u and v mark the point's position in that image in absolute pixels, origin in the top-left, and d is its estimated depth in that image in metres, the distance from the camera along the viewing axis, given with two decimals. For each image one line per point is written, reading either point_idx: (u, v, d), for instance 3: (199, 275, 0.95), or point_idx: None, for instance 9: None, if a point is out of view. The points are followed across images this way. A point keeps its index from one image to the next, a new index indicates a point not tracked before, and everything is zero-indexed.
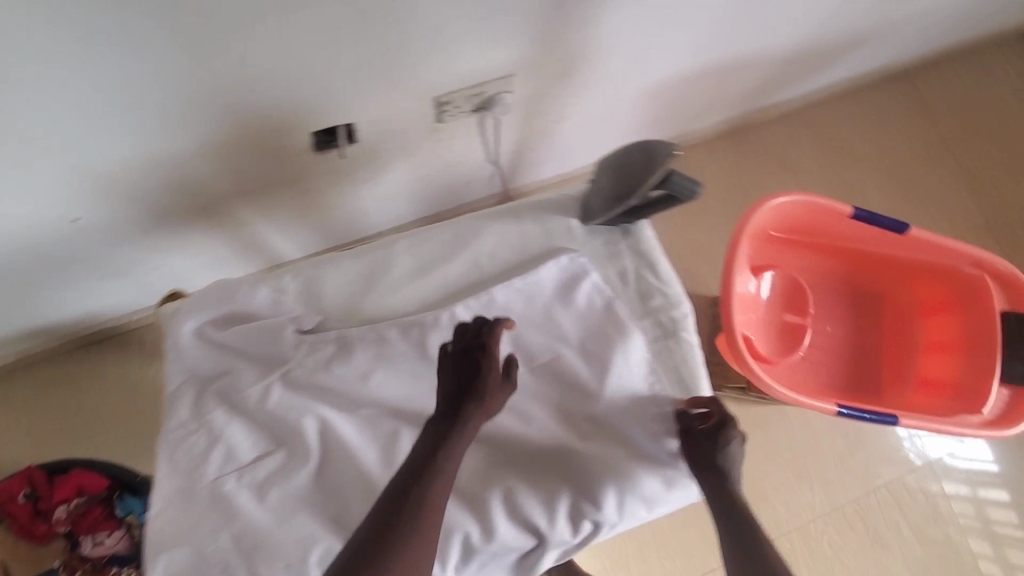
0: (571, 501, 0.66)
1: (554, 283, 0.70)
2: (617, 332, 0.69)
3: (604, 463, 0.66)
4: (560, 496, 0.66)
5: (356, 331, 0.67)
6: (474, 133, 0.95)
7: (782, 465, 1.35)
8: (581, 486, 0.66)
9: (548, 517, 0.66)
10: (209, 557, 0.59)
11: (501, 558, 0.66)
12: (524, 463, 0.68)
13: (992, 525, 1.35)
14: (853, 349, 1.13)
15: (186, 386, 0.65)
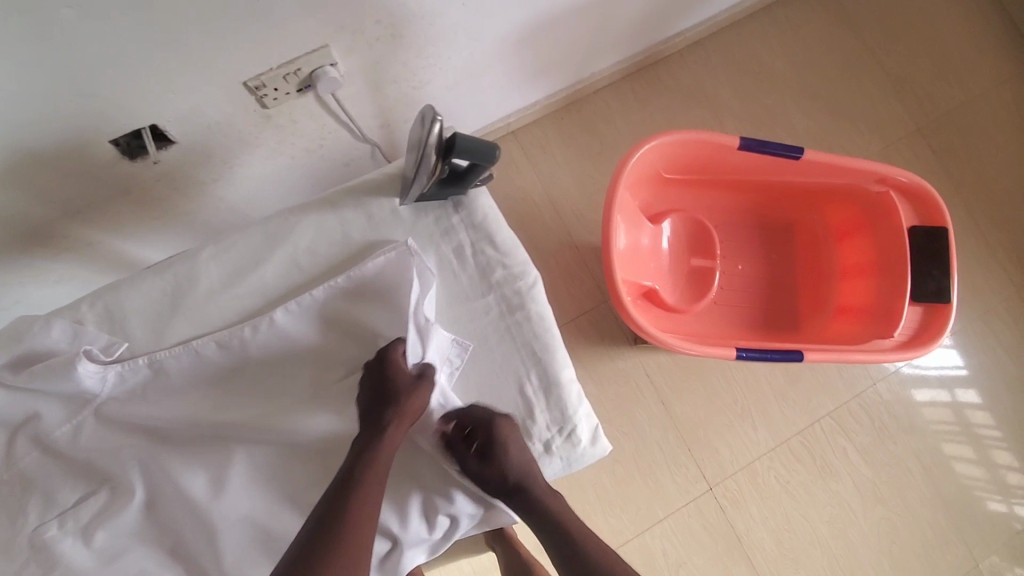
0: (422, 497, 0.65)
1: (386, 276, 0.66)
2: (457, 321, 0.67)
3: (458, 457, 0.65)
4: (411, 496, 0.64)
5: (165, 353, 0.63)
6: (316, 112, 0.87)
7: (720, 407, 1.26)
8: (432, 481, 0.65)
9: (401, 517, 0.64)
10: None
11: None
12: None
13: (948, 438, 1.31)
14: (767, 285, 1.08)
15: None
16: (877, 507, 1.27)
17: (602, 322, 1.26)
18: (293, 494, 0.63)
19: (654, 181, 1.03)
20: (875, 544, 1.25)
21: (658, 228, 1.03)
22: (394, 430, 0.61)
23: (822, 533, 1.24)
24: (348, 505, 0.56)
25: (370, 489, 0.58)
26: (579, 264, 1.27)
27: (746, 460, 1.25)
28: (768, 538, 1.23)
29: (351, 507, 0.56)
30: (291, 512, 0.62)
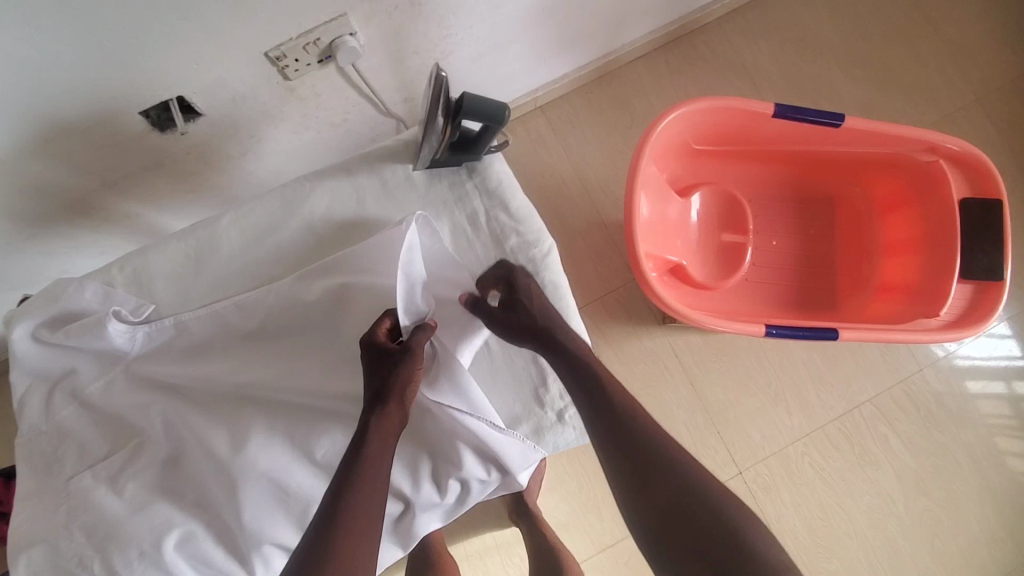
0: (434, 464, 0.66)
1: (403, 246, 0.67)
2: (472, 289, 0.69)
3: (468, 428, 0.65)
4: (422, 463, 0.66)
5: (190, 316, 0.67)
6: (338, 85, 0.87)
7: (751, 390, 1.22)
8: (442, 447, 0.66)
9: (412, 482, 0.66)
10: (63, 552, 0.58)
11: None
12: None
13: (1001, 427, 1.23)
14: (803, 261, 1.03)
15: (34, 388, 0.65)
16: (918, 497, 1.20)
17: (630, 301, 1.23)
18: (308, 453, 0.64)
19: (683, 152, 1.00)
20: (915, 535, 1.19)
21: (687, 202, 1.00)
22: (395, 409, 0.60)
23: (857, 522, 1.19)
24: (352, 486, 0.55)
25: (374, 467, 0.56)
26: (608, 241, 1.24)
27: (778, 445, 1.21)
28: (799, 525, 1.19)
29: (357, 487, 0.55)
30: (306, 472, 0.64)
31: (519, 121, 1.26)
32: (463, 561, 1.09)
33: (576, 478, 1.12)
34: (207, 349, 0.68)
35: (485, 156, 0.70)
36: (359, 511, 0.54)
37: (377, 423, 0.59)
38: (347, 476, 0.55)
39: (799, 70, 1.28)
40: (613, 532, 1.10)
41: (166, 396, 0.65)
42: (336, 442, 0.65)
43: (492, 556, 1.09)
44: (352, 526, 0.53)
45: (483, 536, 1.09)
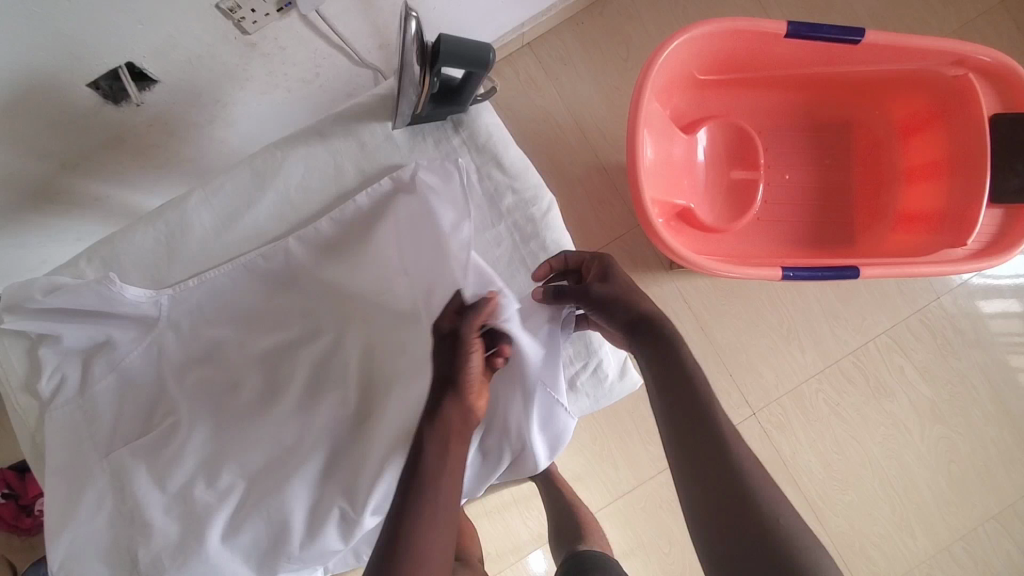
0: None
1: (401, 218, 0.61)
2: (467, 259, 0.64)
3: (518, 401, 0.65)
4: None
5: (195, 297, 0.61)
6: (303, 34, 0.78)
7: (762, 330, 1.19)
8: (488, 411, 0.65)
9: None
10: (69, 562, 0.56)
11: None
12: None
13: (1020, 350, 1.20)
14: (818, 195, 0.96)
15: (17, 393, 0.61)
16: (935, 426, 1.19)
17: (637, 247, 1.17)
18: None
19: (687, 83, 0.92)
20: (931, 461, 1.19)
21: (692, 139, 0.93)
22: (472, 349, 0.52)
23: (873, 453, 1.19)
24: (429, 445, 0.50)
25: (446, 487, 0.50)
26: (609, 187, 1.17)
27: (791, 384, 1.19)
28: (814, 460, 1.19)
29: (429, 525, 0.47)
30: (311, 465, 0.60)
31: (506, 60, 1.17)
32: (481, 519, 1.09)
33: (589, 430, 1.11)
34: (198, 341, 0.62)
35: (471, 106, 0.62)
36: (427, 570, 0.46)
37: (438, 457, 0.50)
38: (405, 517, 0.47)
39: None
40: (627, 480, 1.10)
41: (153, 393, 0.61)
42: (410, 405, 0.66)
43: (511, 512, 1.09)
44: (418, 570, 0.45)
45: (500, 492, 1.09)
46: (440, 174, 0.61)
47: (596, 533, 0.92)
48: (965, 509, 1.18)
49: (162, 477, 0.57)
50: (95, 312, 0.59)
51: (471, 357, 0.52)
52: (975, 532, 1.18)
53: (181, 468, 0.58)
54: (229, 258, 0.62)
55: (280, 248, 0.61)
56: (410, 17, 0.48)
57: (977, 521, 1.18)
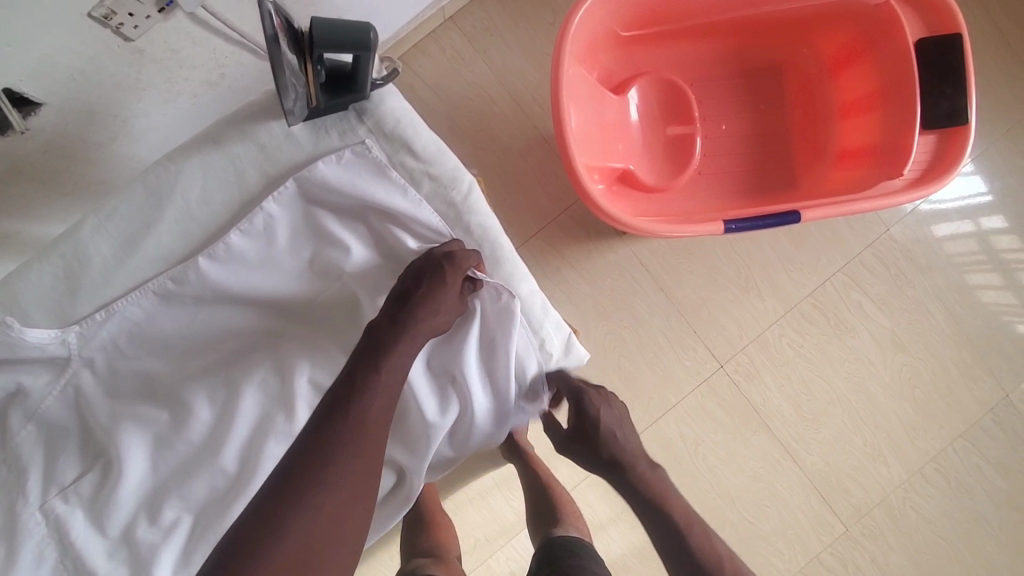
0: (397, 451, 0.63)
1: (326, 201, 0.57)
2: (395, 256, 0.60)
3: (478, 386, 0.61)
4: (408, 444, 0.63)
5: (107, 332, 0.57)
6: (195, 35, 0.73)
7: (720, 283, 1.19)
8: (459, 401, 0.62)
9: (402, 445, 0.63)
10: None
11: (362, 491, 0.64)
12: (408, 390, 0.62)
13: (973, 269, 1.22)
14: (757, 142, 0.95)
15: None
16: (897, 354, 1.22)
17: (587, 215, 1.15)
18: None
19: (612, 41, 0.89)
20: (896, 390, 1.22)
21: (624, 99, 0.90)
22: (424, 316, 0.55)
23: (841, 390, 1.21)
24: (356, 403, 0.50)
25: (360, 452, 0.48)
26: (552, 158, 1.15)
27: (756, 332, 1.20)
28: (785, 404, 1.20)
29: (330, 467, 0.47)
30: None
31: (430, 38, 1.12)
32: (464, 507, 1.08)
33: None
34: (123, 375, 0.58)
35: (373, 92, 0.57)
36: (299, 528, 0.44)
37: (374, 376, 0.52)
38: (321, 439, 0.48)
39: None
40: None
41: (81, 434, 0.58)
42: None
43: (493, 497, 1.08)
44: (311, 517, 0.45)
45: (481, 479, 1.08)
46: (352, 168, 0.56)
47: (571, 513, 0.91)
48: (933, 432, 1.21)
49: (105, 520, 0.55)
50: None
51: (434, 310, 0.56)
52: (944, 453, 1.21)
53: (121, 509, 0.56)
54: (137, 286, 0.57)
55: (191, 269, 0.56)
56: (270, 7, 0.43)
57: (945, 441, 1.21)
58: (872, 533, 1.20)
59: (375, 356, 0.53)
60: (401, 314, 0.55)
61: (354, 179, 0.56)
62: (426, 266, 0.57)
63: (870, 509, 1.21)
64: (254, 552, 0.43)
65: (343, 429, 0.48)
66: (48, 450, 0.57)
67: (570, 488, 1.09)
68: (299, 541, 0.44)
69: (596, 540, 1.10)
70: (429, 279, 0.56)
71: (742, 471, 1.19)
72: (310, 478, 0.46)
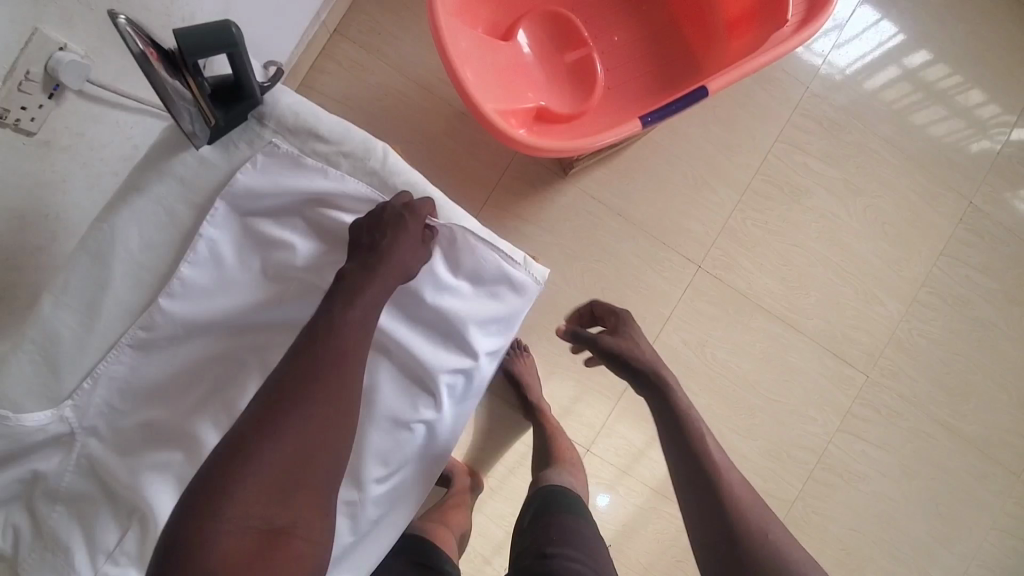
0: (406, 414, 0.61)
1: (255, 206, 0.60)
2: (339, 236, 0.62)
3: (460, 317, 0.62)
4: (415, 403, 0.62)
5: (100, 396, 0.59)
6: (93, 110, 0.75)
7: (672, 190, 1.22)
8: (447, 341, 0.63)
9: (412, 407, 0.62)
10: None
11: (388, 478, 0.62)
12: (390, 350, 0.62)
13: (897, 97, 1.26)
14: (651, 43, 0.98)
15: None
16: (857, 200, 1.25)
17: (525, 170, 1.18)
18: None
19: None
20: (868, 233, 1.25)
21: (514, 44, 0.93)
22: (399, 253, 0.58)
23: (818, 250, 1.24)
24: (333, 334, 0.53)
25: (340, 372, 0.52)
26: (475, 127, 1.17)
27: (720, 223, 1.23)
28: (771, 281, 1.23)
29: (313, 384, 0.51)
30: None
31: (322, 56, 1.14)
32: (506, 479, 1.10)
33: (564, 352, 1.13)
34: (129, 431, 0.60)
35: (265, 96, 0.60)
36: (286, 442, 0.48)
37: (347, 309, 0.54)
38: (303, 368, 0.51)
39: None
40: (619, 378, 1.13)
41: (104, 500, 0.59)
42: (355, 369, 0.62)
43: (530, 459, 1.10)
44: (301, 427, 0.49)
45: (513, 447, 1.10)
46: (268, 169, 0.60)
47: (573, 468, 0.96)
48: (914, 259, 1.25)
49: None
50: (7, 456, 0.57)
51: (398, 252, 0.58)
52: (930, 275, 1.25)
53: None
54: (112, 346, 0.59)
55: (155, 313, 0.59)
56: (122, 28, 0.45)
57: (927, 264, 1.25)
58: (891, 372, 1.24)
59: (346, 295, 0.55)
60: (371, 259, 0.57)
61: (272, 176, 0.59)
62: (384, 217, 0.59)
63: (882, 350, 1.24)
64: (250, 453, 0.47)
65: (321, 355, 0.52)
66: (82, 526, 0.58)
67: (598, 425, 1.12)
68: (289, 456, 0.48)
69: (640, 464, 1.13)
70: (388, 226, 0.58)
71: (753, 357, 1.22)
72: (295, 396, 0.50)
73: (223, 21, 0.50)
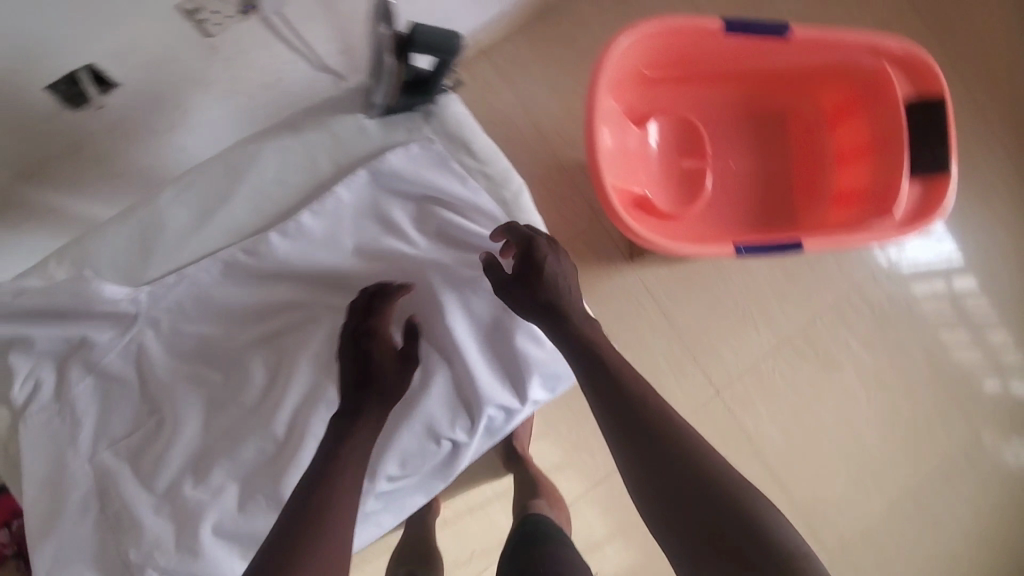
0: (441, 424, 0.63)
1: (393, 182, 0.63)
2: (448, 242, 0.65)
3: (528, 355, 0.64)
4: (456, 417, 0.64)
5: (175, 295, 0.61)
6: (267, 37, 0.79)
7: (720, 313, 1.26)
8: (505, 373, 0.65)
9: (450, 421, 0.64)
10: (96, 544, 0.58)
11: (401, 474, 0.64)
12: (454, 360, 0.64)
13: (950, 316, 1.31)
14: (762, 181, 1.04)
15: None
16: (881, 393, 1.29)
17: (597, 239, 1.22)
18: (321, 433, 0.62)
19: (640, 79, 0.98)
20: (878, 427, 1.28)
21: (645, 131, 0.99)
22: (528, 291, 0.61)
23: (828, 423, 1.27)
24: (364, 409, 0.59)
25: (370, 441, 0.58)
26: (568, 183, 1.22)
27: (751, 361, 1.26)
28: (775, 434, 1.26)
29: (355, 449, 0.56)
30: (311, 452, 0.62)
31: (463, 65, 1.20)
32: (463, 516, 1.09)
33: (566, 420, 1.14)
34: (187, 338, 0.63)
35: (440, 96, 0.63)
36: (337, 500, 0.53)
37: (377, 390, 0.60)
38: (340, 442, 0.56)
39: None
40: (605, 465, 1.14)
41: (135, 390, 0.62)
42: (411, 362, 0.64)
43: (493, 507, 1.10)
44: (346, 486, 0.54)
45: (483, 488, 1.10)
46: (416, 159, 0.62)
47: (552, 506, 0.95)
48: (912, 469, 1.28)
49: (157, 471, 0.59)
50: (65, 314, 0.58)
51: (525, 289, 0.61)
52: (921, 490, 1.28)
53: (170, 463, 0.60)
54: (206, 256, 0.61)
55: (261, 243, 0.61)
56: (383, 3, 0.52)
57: (922, 479, 1.28)
58: (852, 566, 1.25)
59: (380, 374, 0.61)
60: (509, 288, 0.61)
61: (418, 165, 0.62)
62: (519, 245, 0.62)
63: (851, 542, 1.25)
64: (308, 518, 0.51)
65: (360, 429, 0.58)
66: (105, 403, 0.61)
67: (569, 501, 1.12)
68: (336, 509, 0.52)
69: (592, 555, 1.13)
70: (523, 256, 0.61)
71: None
72: (336, 459, 0.55)
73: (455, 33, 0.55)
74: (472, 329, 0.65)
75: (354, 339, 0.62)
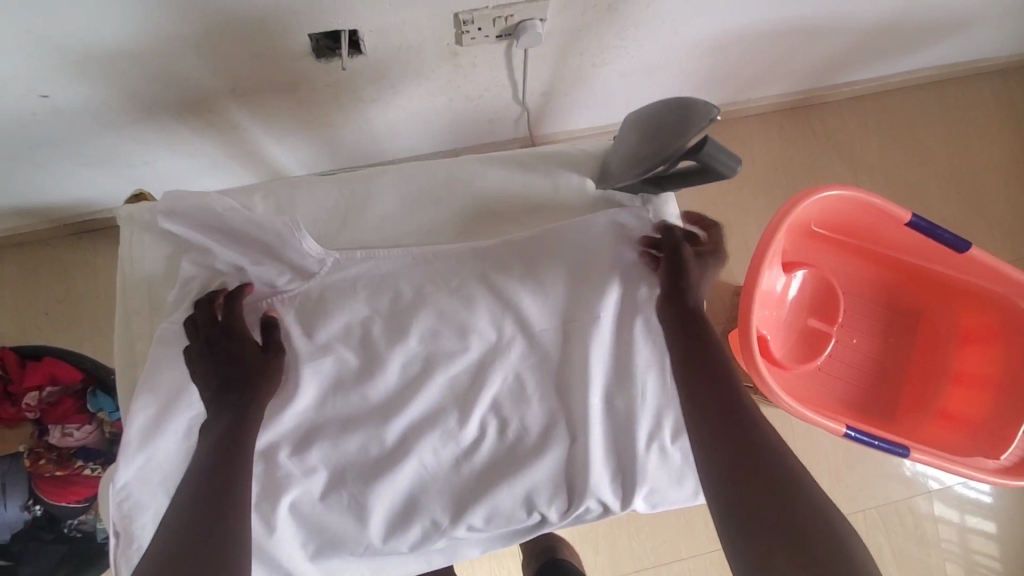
0: (538, 497, 0.62)
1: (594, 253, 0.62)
2: (623, 327, 0.63)
3: (647, 469, 0.63)
4: (554, 498, 0.63)
5: (354, 270, 0.61)
6: (499, 63, 0.84)
7: None
8: (618, 475, 0.64)
9: (548, 497, 0.63)
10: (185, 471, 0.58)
11: (478, 528, 0.63)
12: (577, 445, 0.62)
13: None
14: (875, 369, 1.03)
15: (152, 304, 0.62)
16: None
17: None
18: (426, 460, 0.61)
19: (803, 230, 0.99)
20: None
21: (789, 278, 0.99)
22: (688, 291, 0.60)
23: None
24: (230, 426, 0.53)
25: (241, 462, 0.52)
26: None
27: None
28: None
29: (225, 475, 0.50)
30: (413, 469, 0.61)
31: None
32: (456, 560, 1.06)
33: None
34: (338, 317, 0.60)
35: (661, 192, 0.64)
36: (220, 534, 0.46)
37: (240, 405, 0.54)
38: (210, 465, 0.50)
39: (890, 173, 1.32)
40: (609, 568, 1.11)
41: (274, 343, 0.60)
42: (535, 426, 0.63)
43: (488, 563, 1.07)
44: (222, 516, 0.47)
45: None
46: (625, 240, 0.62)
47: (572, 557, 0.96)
48: None
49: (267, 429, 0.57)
50: (255, 250, 0.60)
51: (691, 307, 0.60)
52: None
53: (282, 424, 0.59)
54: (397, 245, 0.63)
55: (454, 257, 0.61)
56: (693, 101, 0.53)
57: None
58: None
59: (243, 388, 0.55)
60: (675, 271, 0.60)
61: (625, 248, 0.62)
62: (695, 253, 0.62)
63: None
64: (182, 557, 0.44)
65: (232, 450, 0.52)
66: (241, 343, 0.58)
67: None
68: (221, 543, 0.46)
69: None
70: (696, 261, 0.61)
71: None
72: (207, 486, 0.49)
73: (727, 162, 0.53)
74: (605, 418, 0.63)
75: (207, 344, 0.57)
